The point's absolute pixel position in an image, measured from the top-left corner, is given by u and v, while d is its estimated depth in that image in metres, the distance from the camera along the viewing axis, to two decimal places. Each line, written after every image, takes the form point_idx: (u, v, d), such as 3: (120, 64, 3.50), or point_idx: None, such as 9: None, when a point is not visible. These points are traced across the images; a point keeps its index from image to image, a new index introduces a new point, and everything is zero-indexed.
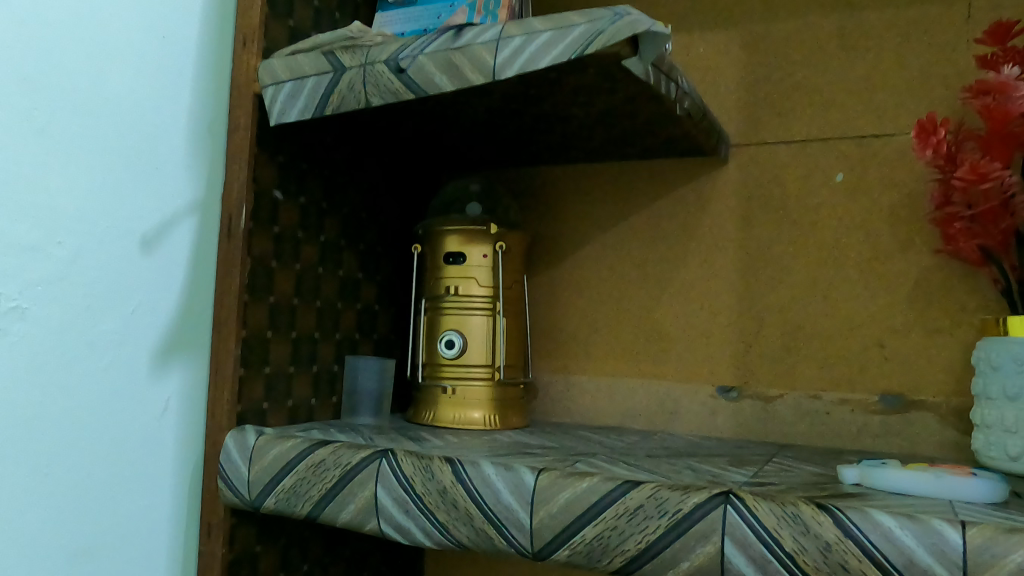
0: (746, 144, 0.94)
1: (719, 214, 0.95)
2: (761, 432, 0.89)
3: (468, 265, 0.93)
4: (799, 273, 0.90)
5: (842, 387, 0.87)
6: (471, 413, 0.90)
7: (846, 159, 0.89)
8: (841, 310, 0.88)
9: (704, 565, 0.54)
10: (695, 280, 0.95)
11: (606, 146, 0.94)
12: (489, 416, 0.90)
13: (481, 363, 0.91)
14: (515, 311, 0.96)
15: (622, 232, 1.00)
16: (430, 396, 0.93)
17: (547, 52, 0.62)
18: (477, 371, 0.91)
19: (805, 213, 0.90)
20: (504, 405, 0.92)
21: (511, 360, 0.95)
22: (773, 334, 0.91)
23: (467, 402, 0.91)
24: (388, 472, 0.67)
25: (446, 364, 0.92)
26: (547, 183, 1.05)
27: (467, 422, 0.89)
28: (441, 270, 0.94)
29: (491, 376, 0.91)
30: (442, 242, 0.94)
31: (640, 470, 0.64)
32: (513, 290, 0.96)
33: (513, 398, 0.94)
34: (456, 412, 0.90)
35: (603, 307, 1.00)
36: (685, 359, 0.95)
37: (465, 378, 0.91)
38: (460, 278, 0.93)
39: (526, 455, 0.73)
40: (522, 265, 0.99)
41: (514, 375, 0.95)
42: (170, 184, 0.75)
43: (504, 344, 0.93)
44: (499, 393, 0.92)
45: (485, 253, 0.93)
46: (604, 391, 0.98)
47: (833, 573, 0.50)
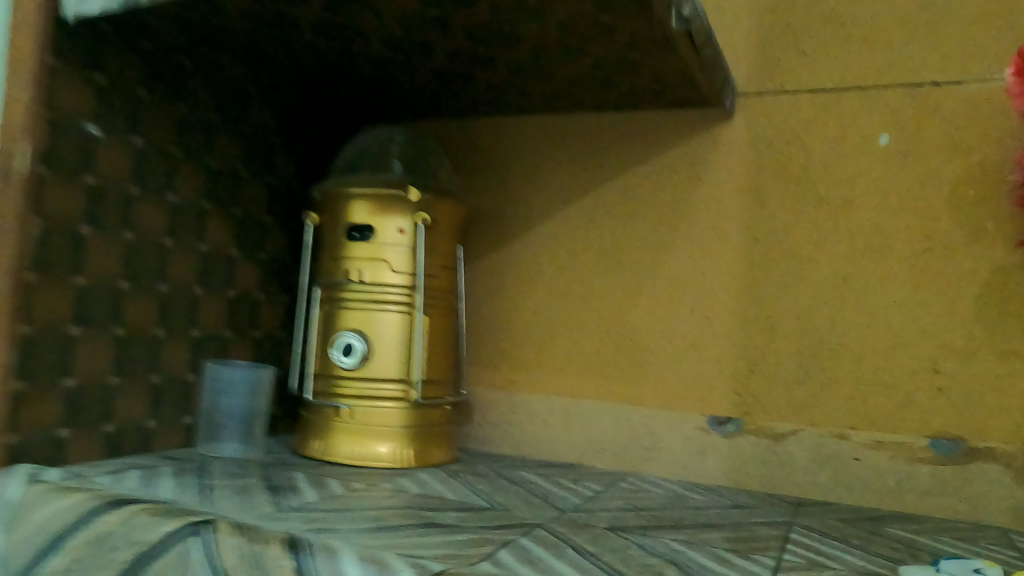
0: (757, 93, 0.70)
1: (718, 186, 0.71)
2: (765, 479, 0.67)
3: (379, 243, 0.68)
4: (822, 269, 0.67)
5: (879, 425, 0.64)
6: (375, 447, 0.66)
7: (894, 115, 0.65)
8: (880, 320, 0.65)
9: None
10: (685, 273, 0.71)
11: (571, 88, 0.70)
12: (400, 450, 0.66)
13: (392, 379, 0.67)
14: (445, 308, 0.72)
15: (588, 208, 0.76)
16: (324, 420, 0.68)
17: None
18: (386, 388, 0.67)
19: (835, 188, 0.67)
20: (422, 435, 0.68)
21: (438, 372, 0.70)
22: (786, 350, 0.68)
23: (371, 431, 0.66)
24: (201, 563, 0.42)
25: (346, 378, 0.67)
26: (494, 141, 0.80)
27: (370, 459, 0.65)
28: (344, 249, 0.69)
29: (405, 396, 0.67)
30: (345, 211, 0.69)
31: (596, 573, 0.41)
32: (443, 279, 0.72)
33: (438, 424, 0.70)
34: (356, 444, 0.66)
35: (562, 305, 0.76)
36: (667, 378, 0.71)
37: (370, 397, 0.67)
38: (366, 261, 0.68)
39: (430, 526, 0.49)
40: (456, 245, 0.74)
41: (440, 393, 0.71)
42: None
43: (426, 352, 0.69)
44: (416, 418, 0.68)
45: (403, 227, 0.68)
46: (558, 417, 0.75)
47: None
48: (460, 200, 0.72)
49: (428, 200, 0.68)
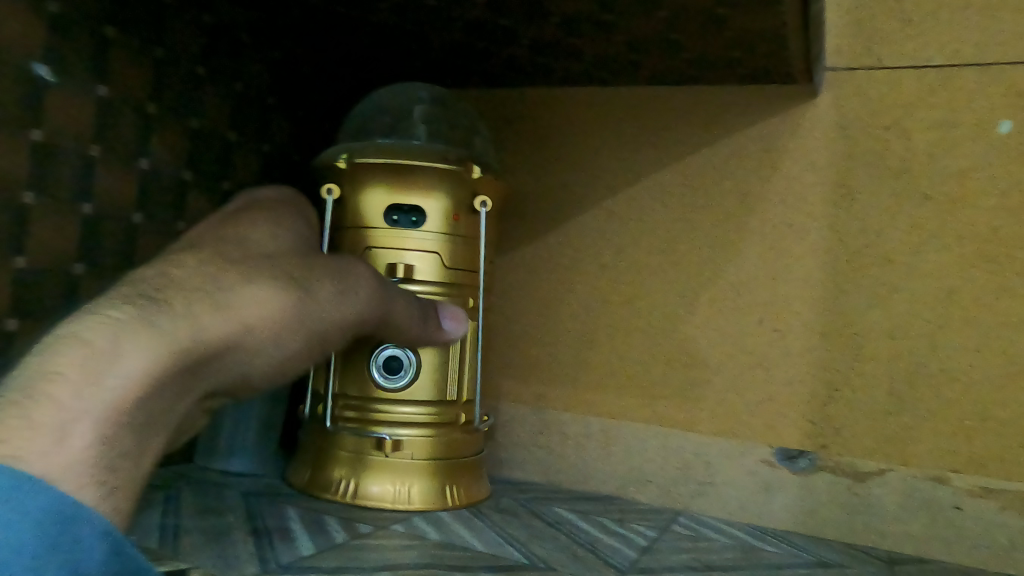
0: (849, 68, 0.59)
1: (797, 176, 0.60)
2: (843, 526, 0.56)
3: (419, 230, 0.57)
4: (921, 279, 0.56)
5: (988, 469, 0.53)
6: (392, 483, 0.54)
7: (1019, 98, 0.54)
8: (991, 343, 0.54)
9: None
10: (752, 278, 0.61)
11: (630, 52, 0.58)
12: (449, 487, 0.55)
13: (422, 398, 0.55)
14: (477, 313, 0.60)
15: (638, 197, 0.65)
16: (329, 444, 0.56)
17: None
18: (411, 410, 0.55)
19: (941, 184, 0.56)
20: (451, 469, 0.56)
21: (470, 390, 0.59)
22: (873, 375, 0.57)
23: (387, 463, 0.55)
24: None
25: (364, 394, 0.55)
26: (528, 115, 0.69)
27: (385, 498, 0.54)
28: (368, 234, 0.57)
29: (435, 420, 0.56)
30: (371, 188, 0.57)
31: None
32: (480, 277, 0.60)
33: (470, 454, 0.58)
34: (366, 479, 0.54)
35: (602, 309, 0.65)
36: (727, 400, 0.61)
37: (416, 423, 0.55)
38: (400, 250, 0.56)
39: None
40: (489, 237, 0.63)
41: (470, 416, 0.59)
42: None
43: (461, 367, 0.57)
44: (464, 445, 0.58)
45: (456, 211, 0.57)
46: (595, 440, 0.64)
47: None
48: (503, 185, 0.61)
49: (485, 183, 0.58)
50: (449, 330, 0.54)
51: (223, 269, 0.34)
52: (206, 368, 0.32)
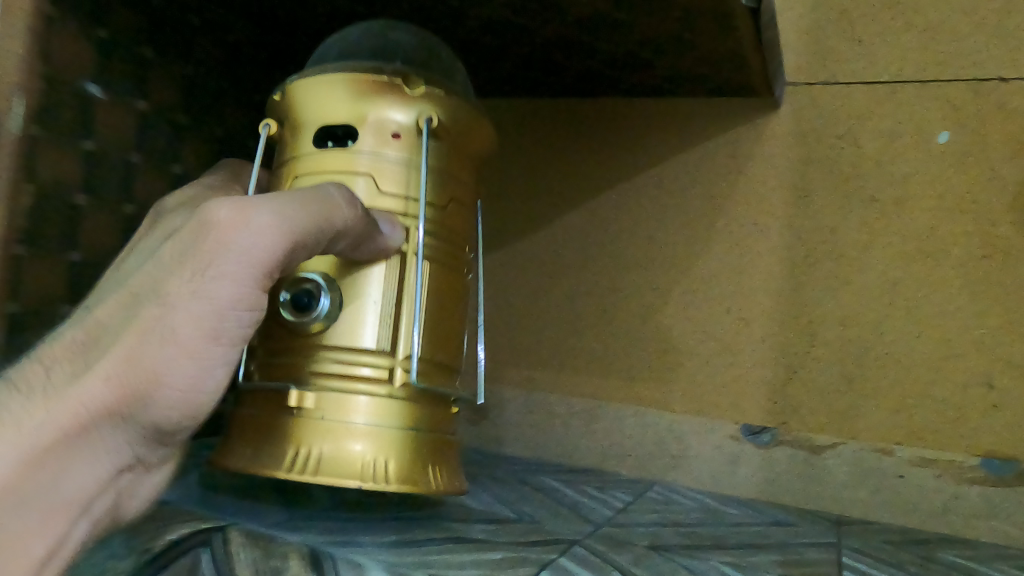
0: (807, 83, 0.66)
1: (761, 179, 0.67)
2: (799, 493, 0.63)
3: (364, 150, 0.46)
4: (869, 272, 0.63)
5: (926, 441, 0.60)
6: (345, 444, 0.43)
7: (956, 112, 0.61)
8: (930, 329, 0.61)
9: None
10: (720, 272, 0.67)
11: (610, 68, 0.65)
12: (382, 465, 0.43)
13: (376, 349, 0.44)
14: (456, 259, 0.49)
15: (618, 198, 0.71)
16: (262, 409, 0.45)
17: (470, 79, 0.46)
18: (370, 363, 0.44)
19: (887, 187, 0.63)
20: (418, 437, 0.46)
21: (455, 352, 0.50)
22: (827, 357, 0.63)
23: (338, 425, 0.43)
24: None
25: (310, 342, 0.45)
26: (518, 122, 0.76)
27: (322, 470, 0.42)
28: (298, 160, 0.47)
29: (396, 378, 0.45)
30: (305, 108, 0.47)
31: None
32: (459, 215, 0.50)
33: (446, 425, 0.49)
34: (309, 449, 0.43)
35: (586, 300, 0.72)
36: (697, 382, 0.67)
37: (347, 381, 0.44)
38: (337, 177, 0.46)
39: (459, 540, 0.44)
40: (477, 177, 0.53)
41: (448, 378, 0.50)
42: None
43: (428, 319, 0.47)
44: (404, 418, 0.45)
45: (398, 131, 0.46)
46: (579, 419, 0.71)
47: None
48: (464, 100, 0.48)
49: (437, 97, 0.47)
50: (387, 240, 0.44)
51: (113, 318, 0.33)
52: (96, 434, 0.33)
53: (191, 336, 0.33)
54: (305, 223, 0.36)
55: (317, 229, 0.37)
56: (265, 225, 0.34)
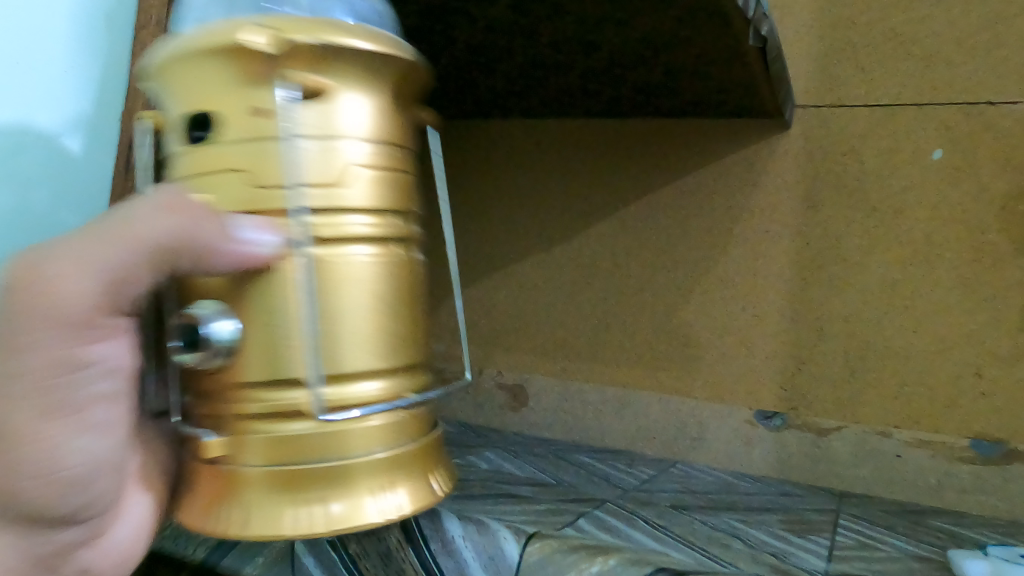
0: (815, 106, 0.73)
1: (773, 191, 0.74)
2: (808, 470, 0.71)
3: (225, 141, 0.39)
4: (870, 274, 0.70)
5: (922, 424, 0.67)
6: (268, 503, 0.39)
7: (949, 131, 0.68)
8: (926, 325, 0.68)
9: None
10: (737, 273, 0.75)
11: (635, 95, 0.74)
12: (313, 515, 0.39)
13: (276, 379, 0.39)
14: (378, 238, 0.41)
15: (644, 209, 0.80)
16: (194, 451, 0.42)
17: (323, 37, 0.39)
18: (270, 404, 0.39)
19: (886, 199, 0.70)
20: (345, 474, 0.39)
21: (392, 355, 0.42)
22: (832, 351, 0.71)
23: (259, 478, 0.39)
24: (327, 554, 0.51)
25: (217, 379, 0.40)
26: (555, 141, 0.84)
27: (258, 533, 0.39)
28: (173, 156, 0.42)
29: (304, 410, 0.39)
30: (171, 95, 0.42)
31: (666, 540, 0.47)
32: (379, 180, 0.41)
33: (398, 443, 0.42)
34: (229, 507, 0.40)
35: (616, 299, 0.80)
36: (715, 372, 0.75)
37: (261, 427, 0.39)
38: (211, 172, 0.40)
39: (501, 493, 0.54)
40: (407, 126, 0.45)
41: (401, 380, 0.43)
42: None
43: (342, 326, 0.40)
44: (330, 454, 0.39)
45: (259, 106, 0.39)
46: (610, 405, 0.79)
47: None
48: (358, 40, 0.39)
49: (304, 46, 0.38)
50: (248, 243, 0.38)
51: None
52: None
53: (28, 418, 0.38)
54: (116, 252, 0.36)
55: (140, 254, 0.37)
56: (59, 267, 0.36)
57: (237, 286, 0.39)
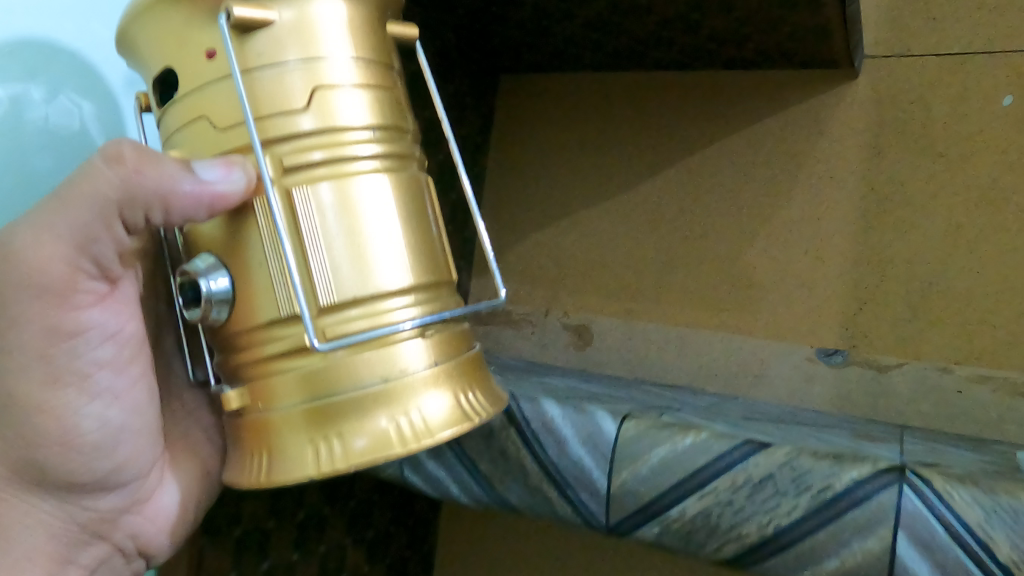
0: (884, 57, 0.75)
1: (840, 138, 0.76)
2: (870, 408, 0.72)
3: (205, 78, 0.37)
4: (936, 217, 0.72)
5: (984, 362, 0.69)
6: (304, 437, 0.36)
7: (1020, 79, 0.70)
8: (991, 266, 0.70)
9: (864, 565, 0.38)
10: (802, 217, 0.77)
11: (711, 44, 0.76)
12: (350, 444, 0.36)
13: (271, 317, 0.36)
14: (372, 153, 0.37)
15: (711, 157, 0.82)
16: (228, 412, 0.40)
17: None
18: (292, 333, 0.36)
19: (953, 144, 0.72)
20: (353, 406, 0.36)
21: (415, 270, 0.38)
22: (895, 291, 0.73)
23: (293, 413, 0.36)
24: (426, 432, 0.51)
25: (226, 332, 0.38)
26: (624, 94, 0.87)
27: (294, 474, 0.36)
28: (162, 121, 0.40)
29: (303, 345, 0.36)
30: (138, 57, 0.40)
31: (740, 427, 0.48)
32: (371, 100, 0.37)
33: (424, 363, 0.37)
34: (257, 454, 0.38)
35: (681, 243, 0.83)
36: (778, 312, 0.78)
37: (285, 360, 0.37)
38: (189, 122, 0.38)
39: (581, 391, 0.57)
40: (388, 36, 0.40)
41: (434, 298, 0.39)
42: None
43: (365, 241, 0.36)
44: (359, 377, 0.36)
45: (215, 48, 0.36)
46: (673, 344, 0.82)
47: None
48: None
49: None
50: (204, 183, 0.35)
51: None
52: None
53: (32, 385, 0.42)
54: (75, 211, 0.38)
55: (92, 214, 0.38)
56: (26, 244, 0.38)
57: (234, 238, 0.38)
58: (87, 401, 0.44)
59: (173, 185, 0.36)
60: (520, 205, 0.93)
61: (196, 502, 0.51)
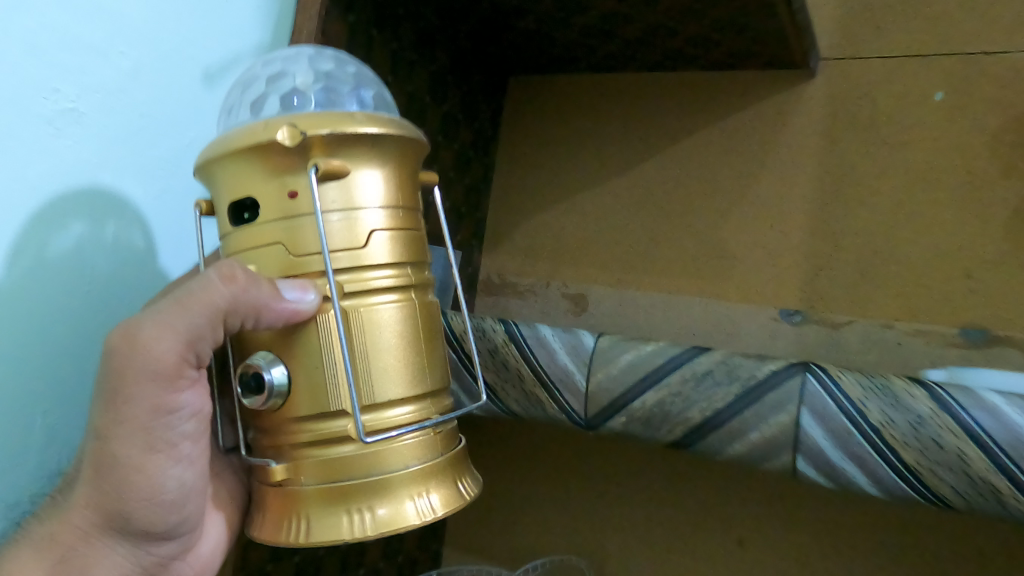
0: (837, 59, 0.87)
1: (800, 129, 0.89)
2: (825, 358, 0.84)
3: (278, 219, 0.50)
4: (880, 196, 0.84)
5: (920, 318, 0.80)
6: (337, 509, 0.50)
7: (950, 77, 0.82)
8: (926, 237, 0.81)
9: (775, 433, 0.59)
10: (768, 197, 0.90)
11: (690, 48, 0.88)
12: (368, 516, 0.49)
13: (322, 412, 0.50)
14: (398, 285, 0.52)
15: (691, 146, 0.95)
16: (264, 478, 0.53)
17: (386, 120, 0.52)
18: (339, 427, 0.50)
19: (894, 133, 0.84)
20: (382, 485, 0.50)
21: (421, 385, 0.52)
22: (846, 260, 0.85)
23: (332, 488, 0.50)
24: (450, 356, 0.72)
25: (275, 416, 0.52)
26: (616, 92, 1.00)
27: (329, 536, 0.49)
28: (231, 236, 0.53)
29: (351, 435, 0.50)
30: (215, 184, 0.53)
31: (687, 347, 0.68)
32: (398, 246, 0.52)
33: (429, 456, 0.52)
34: (292, 522, 0.50)
35: (665, 220, 0.95)
36: (747, 279, 0.90)
37: (332, 442, 0.50)
38: (265, 246, 0.51)
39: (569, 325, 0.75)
40: (412, 189, 0.55)
41: (437, 406, 0.54)
42: (50, 25, 0.60)
43: (394, 361, 0.51)
44: (383, 462, 0.50)
45: (296, 190, 0.50)
46: (658, 308, 0.94)
47: (921, 446, 0.53)
48: (369, 130, 0.49)
49: (317, 139, 0.48)
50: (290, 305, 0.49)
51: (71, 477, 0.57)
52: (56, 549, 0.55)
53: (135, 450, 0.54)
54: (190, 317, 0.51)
55: (202, 317, 0.51)
56: (151, 334, 0.50)
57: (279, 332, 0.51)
58: (173, 465, 0.56)
59: (263, 308, 0.48)
60: (526, 191, 1.06)
61: (227, 536, 0.67)
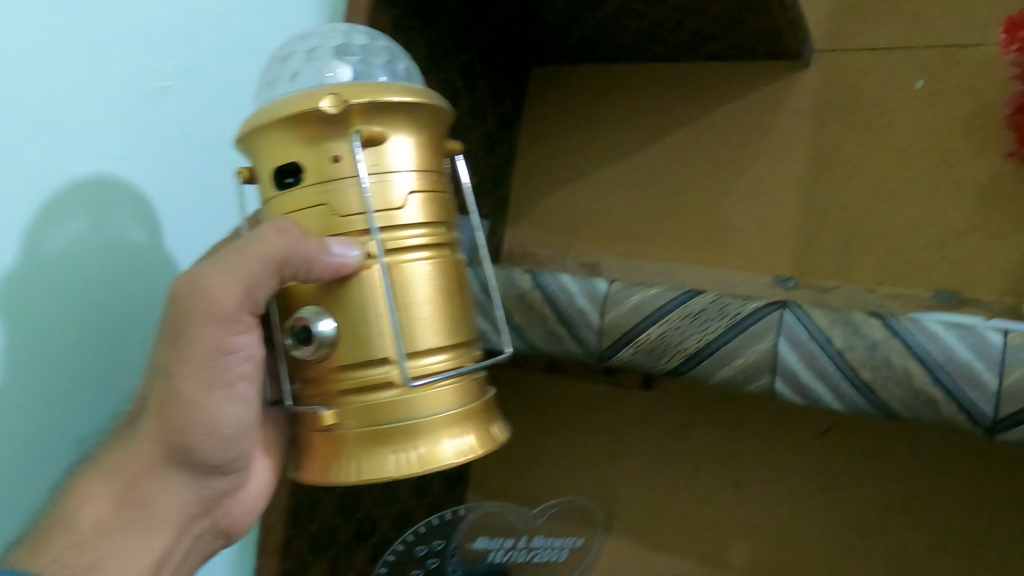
0: (829, 50, 0.97)
1: (794, 114, 0.98)
2: None
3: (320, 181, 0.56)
4: (865, 174, 0.93)
5: (898, 283, 0.90)
6: (382, 449, 0.56)
7: (929, 68, 0.91)
8: (905, 210, 0.91)
9: (756, 360, 0.70)
10: (766, 175, 0.99)
11: (695, 40, 0.98)
12: (410, 453, 0.56)
13: (364, 361, 0.56)
14: (427, 244, 0.59)
15: (696, 129, 1.04)
16: (311, 423, 0.60)
17: (411, 89, 0.57)
18: (381, 374, 0.56)
19: (879, 118, 0.93)
20: (420, 426, 0.56)
21: (451, 334, 0.59)
22: (834, 231, 0.94)
23: (377, 431, 0.56)
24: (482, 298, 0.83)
25: (322, 367, 0.58)
26: (629, 79, 1.10)
27: (376, 472, 0.55)
28: (277, 198, 0.59)
29: (394, 380, 0.56)
30: (260, 152, 0.58)
31: None
32: (428, 209, 0.58)
33: (462, 400, 0.59)
34: (341, 462, 0.57)
35: (672, 196, 1.05)
36: (746, 249, 1.00)
37: (374, 389, 0.57)
38: (309, 207, 0.57)
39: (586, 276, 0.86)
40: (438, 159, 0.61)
41: (466, 354, 0.61)
42: (148, 15, 0.70)
43: (429, 312, 0.58)
44: (422, 405, 0.57)
45: (338, 154, 0.56)
46: (664, 275, 1.04)
47: (877, 365, 0.64)
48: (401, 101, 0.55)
49: (358, 108, 0.54)
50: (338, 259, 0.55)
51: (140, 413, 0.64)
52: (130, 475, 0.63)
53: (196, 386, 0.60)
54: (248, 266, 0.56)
55: (259, 266, 0.56)
56: (214, 279, 0.57)
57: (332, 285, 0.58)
58: (229, 403, 0.63)
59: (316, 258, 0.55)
60: (547, 170, 1.16)
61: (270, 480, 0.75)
